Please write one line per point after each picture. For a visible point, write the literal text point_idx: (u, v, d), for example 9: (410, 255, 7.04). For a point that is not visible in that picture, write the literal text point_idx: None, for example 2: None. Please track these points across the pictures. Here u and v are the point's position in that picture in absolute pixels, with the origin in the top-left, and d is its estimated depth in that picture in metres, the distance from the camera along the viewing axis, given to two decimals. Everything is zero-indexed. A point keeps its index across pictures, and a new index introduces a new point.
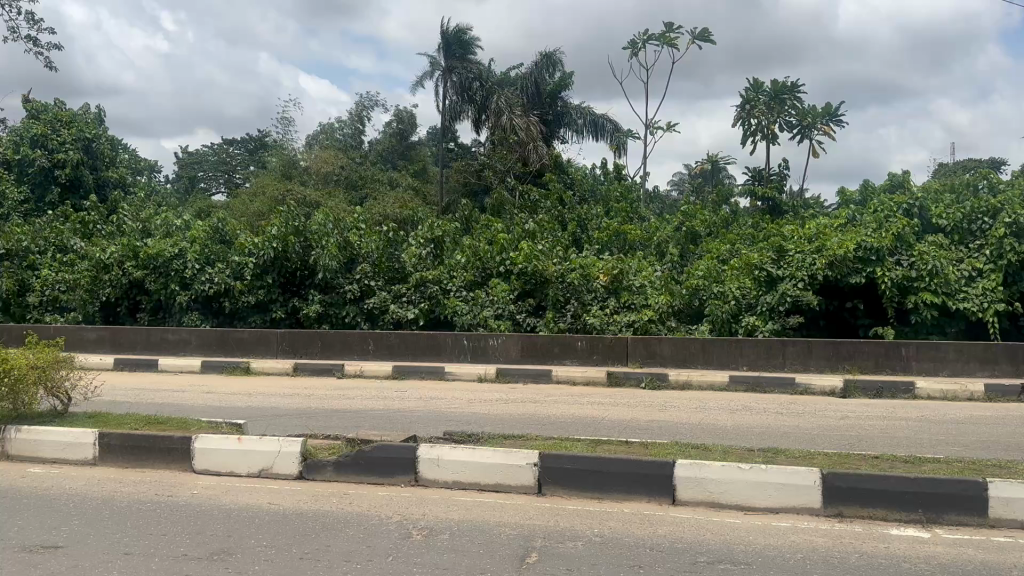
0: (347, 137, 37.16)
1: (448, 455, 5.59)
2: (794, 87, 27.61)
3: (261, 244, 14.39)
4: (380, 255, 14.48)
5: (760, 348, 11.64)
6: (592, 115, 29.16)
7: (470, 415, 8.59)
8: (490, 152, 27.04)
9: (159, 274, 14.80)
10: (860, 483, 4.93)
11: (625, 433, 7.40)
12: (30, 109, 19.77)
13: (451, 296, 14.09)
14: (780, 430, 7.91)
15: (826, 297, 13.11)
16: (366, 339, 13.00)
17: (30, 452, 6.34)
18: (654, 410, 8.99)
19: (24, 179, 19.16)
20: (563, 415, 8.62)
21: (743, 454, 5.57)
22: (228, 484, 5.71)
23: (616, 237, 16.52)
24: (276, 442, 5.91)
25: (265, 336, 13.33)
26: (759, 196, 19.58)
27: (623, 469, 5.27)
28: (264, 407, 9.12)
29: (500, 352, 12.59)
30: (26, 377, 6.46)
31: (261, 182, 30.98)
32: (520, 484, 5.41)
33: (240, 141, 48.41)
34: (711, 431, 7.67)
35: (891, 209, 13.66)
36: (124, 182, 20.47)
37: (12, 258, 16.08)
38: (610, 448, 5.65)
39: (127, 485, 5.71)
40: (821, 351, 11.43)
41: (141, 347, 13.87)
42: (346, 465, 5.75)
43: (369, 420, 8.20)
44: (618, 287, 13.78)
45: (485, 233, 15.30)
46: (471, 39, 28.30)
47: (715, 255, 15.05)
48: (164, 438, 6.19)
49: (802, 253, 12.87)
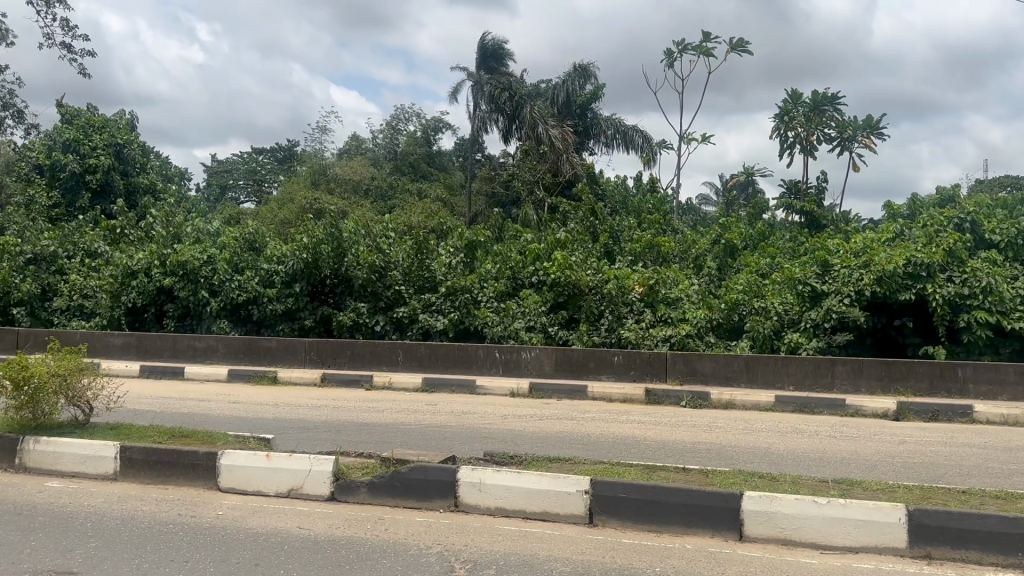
0: (378, 147, 37.10)
1: (491, 479, 5.19)
2: (835, 98, 27.01)
3: (291, 251, 14.10)
4: (410, 264, 14.08)
5: (807, 368, 11.10)
6: (620, 126, 28.75)
7: (508, 432, 8.20)
8: (521, 163, 26.51)
9: (185, 282, 14.51)
10: (950, 521, 4.45)
11: (674, 455, 6.99)
12: (64, 113, 19.82)
13: (482, 306, 13.66)
14: (838, 456, 7.43)
15: (874, 314, 12.52)
16: (396, 350, 12.64)
17: (50, 464, 6.04)
18: (700, 431, 8.53)
19: (56, 183, 19.14)
20: (603, 434, 8.19)
21: (812, 485, 5.13)
22: (254, 505, 5.34)
23: (650, 249, 15.83)
24: (306, 460, 5.54)
25: (292, 345, 12.99)
26: (797, 210, 18.99)
27: (682, 500, 4.82)
28: (293, 419, 8.77)
29: (533, 366, 12.16)
30: (46, 385, 6.17)
31: (290, 191, 30.99)
32: (570, 514, 4.98)
33: (270, 150, 49.22)
34: (764, 456, 7.21)
35: (941, 224, 13.04)
36: (154, 187, 20.38)
37: (39, 262, 15.97)
38: (666, 476, 5.20)
39: (151, 504, 5.36)
40: (873, 371, 10.88)
41: (167, 354, 13.62)
42: (381, 487, 5.37)
43: (402, 436, 7.81)
44: (654, 300, 13.33)
45: (517, 243, 14.96)
46: (505, 52, 28.68)
47: (754, 269, 14.59)
48: (189, 453, 5.84)
49: (849, 268, 12.30)
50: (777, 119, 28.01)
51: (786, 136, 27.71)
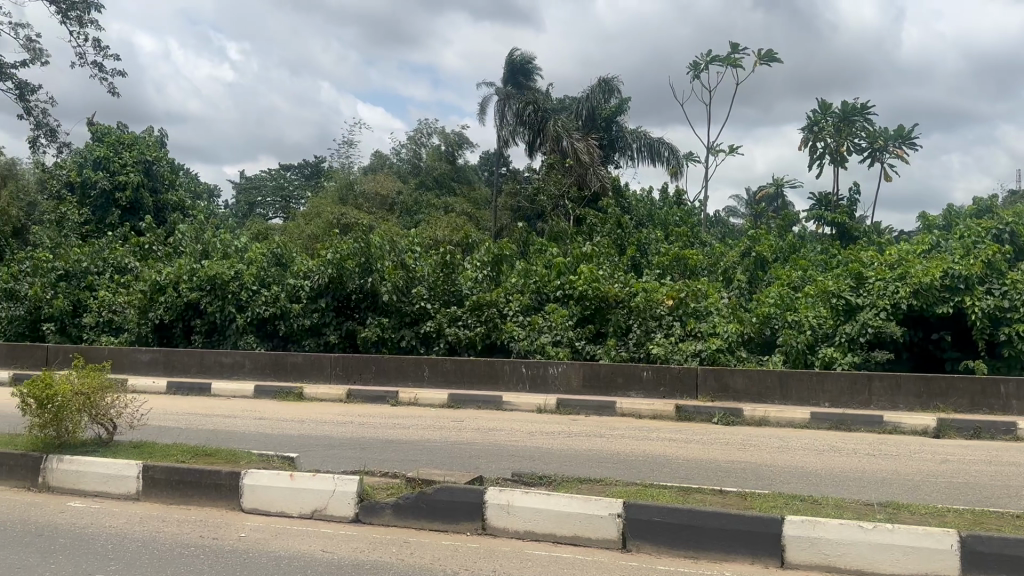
0: (402, 163, 37.25)
1: (520, 501, 5.02)
2: (865, 108, 26.65)
3: (318, 266, 14.05)
4: (436, 279, 13.97)
5: (843, 384, 10.79)
6: (647, 139, 28.56)
7: (536, 450, 8.02)
8: (546, 177, 26.33)
9: (213, 297, 14.54)
10: (1007, 548, 4.23)
11: (708, 475, 6.76)
12: (95, 131, 20.07)
13: (509, 321, 13.51)
14: (879, 476, 7.16)
15: (911, 327, 12.18)
16: (421, 365, 12.51)
17: (72, 484, 5.96)
18: (733, 450, 8.29)
19: (86, 201, 19.33)
20: (634, 452, 7.97)
21: (857, 509, 4.90)
22: (277, 527, 5.21)
23: (677, 262, 15.55)
24: (331, 480, 5.41)
25: (319, 360, 12.91)
26: (828, 221, 18.67)
27: (720, 524, 4.62)
28: (317, 436, 8.66)
29: (560, 382, 11.95)
30: (69, 403, 6.10)
31: (317, 207, 31.14)
32: (603, 538, 4.80)
33: (298, 167, 49.86)
34: (801, 476, 6.97)
35: (979, 235, 12.72)
36: (183, 204, 20.53)
37: (70, 278, 16.08)
38: (702, 499, 5.00)
39: (173, 525, 5.25)
40: (911, 387, 10.56)
41: (194, 370, 13.60)
42: (405, 508, 5.22)
43: (428, 454, 7.66)
44: (684, 314, 13.07)
45: (542, 257, 14.78)
46: (532, 67, 28.62)
47: (785, 282, 14.29)
48: (211, 473, 5.73)
49: (884, 281, 11.99)
50: (806, 130, 27.67)
51: (815, 146, 27.37)
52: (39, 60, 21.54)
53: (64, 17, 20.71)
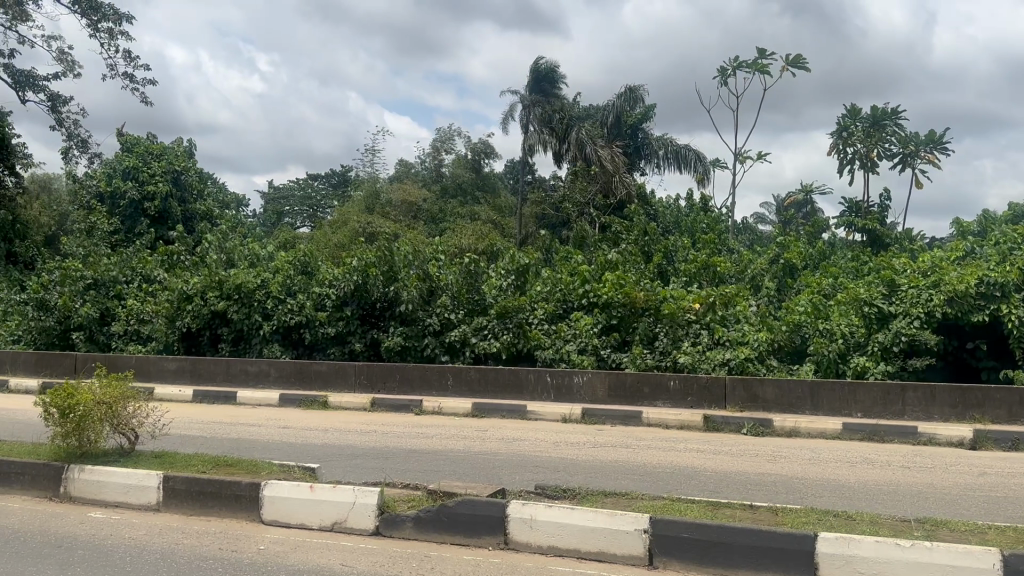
0: (427, 171, 37.33)
1: (543, 515, 4.90)
2: (895, 113, 26.29)
3: (342, 274, 14.04)
4: (460, 286, 13.90)
5: (876, 394, 10.53)
6: (673, 145, 28.33)
7: (561, 461, 7.89)
8: (571, 185, 26.25)
9: (239, 305, 14.60)
10: None
11: (737, 488, 6.60)
12: (124, 142, 20.30)
13: (534, 329, 13.41)
14: (915, 489, 6.95)
15: (945, 335, 11.90)
16: (445, 373, 12.42)
17: (93, 494, 5.94)
18: (762, 461, 8.11)
19: (115, 211, 19.51)
20: (660, 463, 7.82)
21: (893, 526, 4.73)
22: (297, 540, 5.13)
23: (705, 270, 15.33)
24: (351, 492, 5.32)
25: (343, 368, 12.87)
26: (858, 228, 18.36)
27: (750, 541, 4.47)
28: (339, 445, 8.60)
29: (585, 392, 11.81)
30: (91, 413, 6.07)
31: (344, 216, 31.30)
32: (629, 555, 4.66)
33: (325, 176, 50.36)
34: (833, 489, 6.78)
35: (1015, 241, 12.41)
36: (210, 214, 20.71)
37: (99, 287, 16.18)
38: (732, 514, 4.85)
39: (191, 538, 5.19)
40: (946, 398, 10.29)
41: (220, 379, 13.64)
42: (426, 521, 5.12)
43: (451, 464, 7.56)
44: (712, 322, 12.86)
45: (568, 264, 14.63)
46: (557, 75, 28.42)
47: (816, 289, 14.06)
48: (231, 484, 5.67)
49: (917, 288, 11.71)
50: (836, 136, 27.31)
51: (845, 152, 27.00)
52: (71, 72, 21.88)
53: (95, 29, 20.99)
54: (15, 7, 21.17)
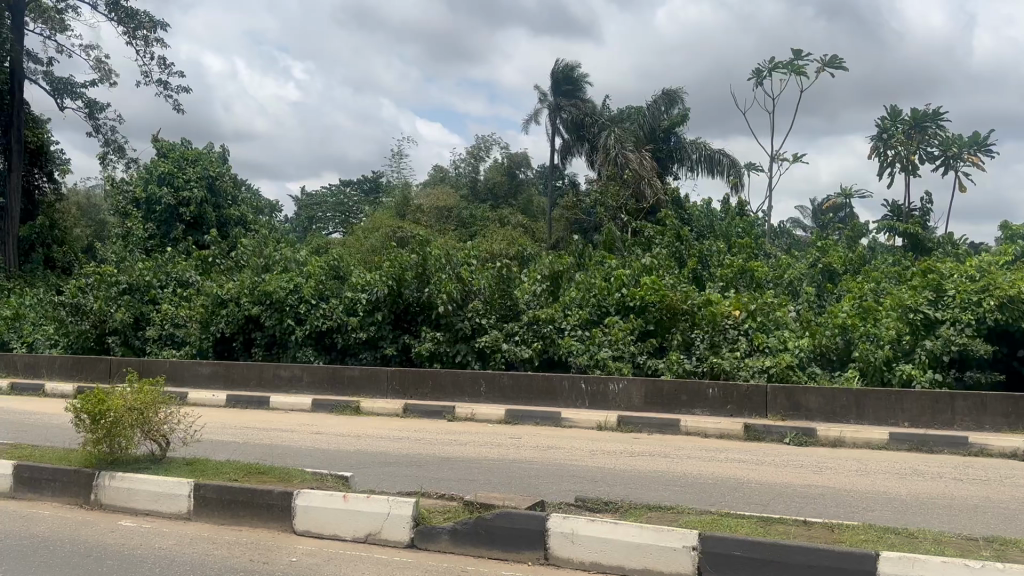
0: (459, 177, 37.31)
1: (585, 529, 4.69)
2: (936, 114, 25.71)
3: (375, 279, 13.93)
4: (493, 291, 13.67)
5: (924, 403, 10.17)
6: (707, 150, 27.90)
7: (600, 470, 7.67)
8: (603, 189, 25.92)
9: (271, 311, 14.56)
10: None
11: (786, 502, 6.33)
12: (160, 148, 20.44)
13: (567, 335, 13.20)
14: (972, 504, 6.63)
15: (995, 343, 11.46)
16: (478, 380, 12.26)
17: (123, 501, 5.84)
18: (808, 472, 7.82)
19: (150, 216, 19.64)
20: (702, 474, 7.57)
21: (959, 545, 4.45)
22: (330, 552, 4.98)
23: (742, 274, 15.00)
24: (385, 503, 5.15)
25: (376, 374, 12.73)
26: (899, 232, 17.88)
27: (806, 560, 4.22)
28: (373, 452, 8.45)
29: (620, 399, 11.55)
30: (122, 420, 5.98)
31: (376, 222, 31.37)
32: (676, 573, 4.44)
33: (357, 183, 50.64)
34: (886, 502, 6.49)
35: None
36: (245, 219, 20.77)
37: (133, 291, 16.22)
38: (786, 531, 4.60)
39: (223, 548, 5.06)
40: (998, 407, 9.89)
41: (253, 384, 13.58)
42: (463, 535, 4.94)
43: (487, 473, 7.37)
44: (751, 327, 12.50)
45: (601, 268, 14.39)
46: (580, 77, 28.11)
47: (857, 295, 13.69)
48: (264, 492, 5.54)
49: (966, 294, 11.29)
50: (876, 138, 26.77)
51: (885, 154, 26.45)
52: (109, 79, 22.14)
53: (132, 37, 21.20)
54: (55, 17, 21.45)
